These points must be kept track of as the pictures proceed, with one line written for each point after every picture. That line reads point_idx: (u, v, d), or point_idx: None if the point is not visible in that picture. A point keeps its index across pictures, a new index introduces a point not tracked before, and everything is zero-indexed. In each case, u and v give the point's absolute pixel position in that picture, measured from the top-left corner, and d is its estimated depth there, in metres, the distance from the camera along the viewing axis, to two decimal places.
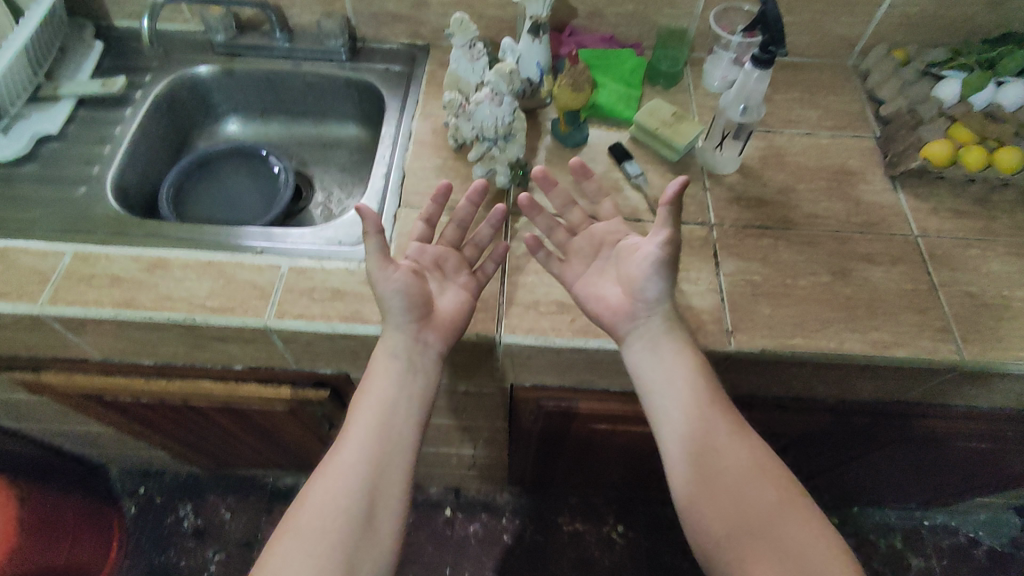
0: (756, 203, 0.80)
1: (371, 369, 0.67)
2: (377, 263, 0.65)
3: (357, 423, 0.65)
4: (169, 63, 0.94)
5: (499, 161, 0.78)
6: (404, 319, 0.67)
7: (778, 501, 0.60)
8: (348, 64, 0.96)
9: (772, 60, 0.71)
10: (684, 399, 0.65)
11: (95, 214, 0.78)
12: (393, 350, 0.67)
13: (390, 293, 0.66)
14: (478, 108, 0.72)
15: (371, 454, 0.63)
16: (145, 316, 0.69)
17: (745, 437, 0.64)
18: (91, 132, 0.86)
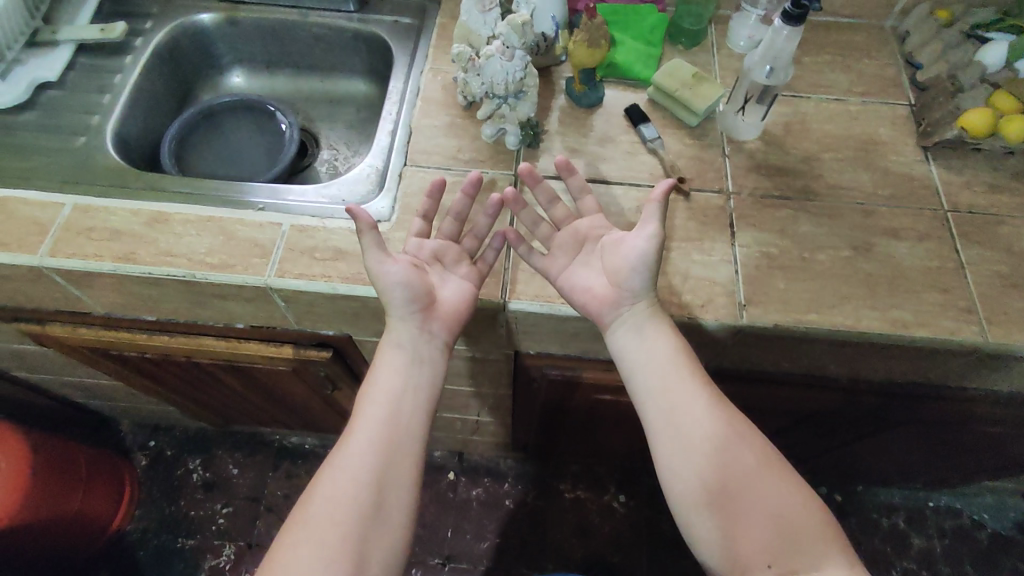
0: (778, 172, 0.76)
1: (377, 361, 0.67)
2: (377, 259, 0.63)
3: (365, 412, 0.64)
4: (171, 10, 0.91)
5: (509, 120, 0.75)
6: (408, 310, 0.66)
7: (761, 471, 0.61)
8: (356, 15, 0.92)
9: (803, 17, 0.66)
10: (675, 386, 0.64)
11: (96, 165, 0.77)
12: (397, 341, 0.67)
13: (393, 287, 0.64)
14: (488, 62, 0.68)
15: (381, 443, 0.62)
16: (145, 271, 0.68)
17: (723, 408, 0.64)
18: (91, 81, 0.84)
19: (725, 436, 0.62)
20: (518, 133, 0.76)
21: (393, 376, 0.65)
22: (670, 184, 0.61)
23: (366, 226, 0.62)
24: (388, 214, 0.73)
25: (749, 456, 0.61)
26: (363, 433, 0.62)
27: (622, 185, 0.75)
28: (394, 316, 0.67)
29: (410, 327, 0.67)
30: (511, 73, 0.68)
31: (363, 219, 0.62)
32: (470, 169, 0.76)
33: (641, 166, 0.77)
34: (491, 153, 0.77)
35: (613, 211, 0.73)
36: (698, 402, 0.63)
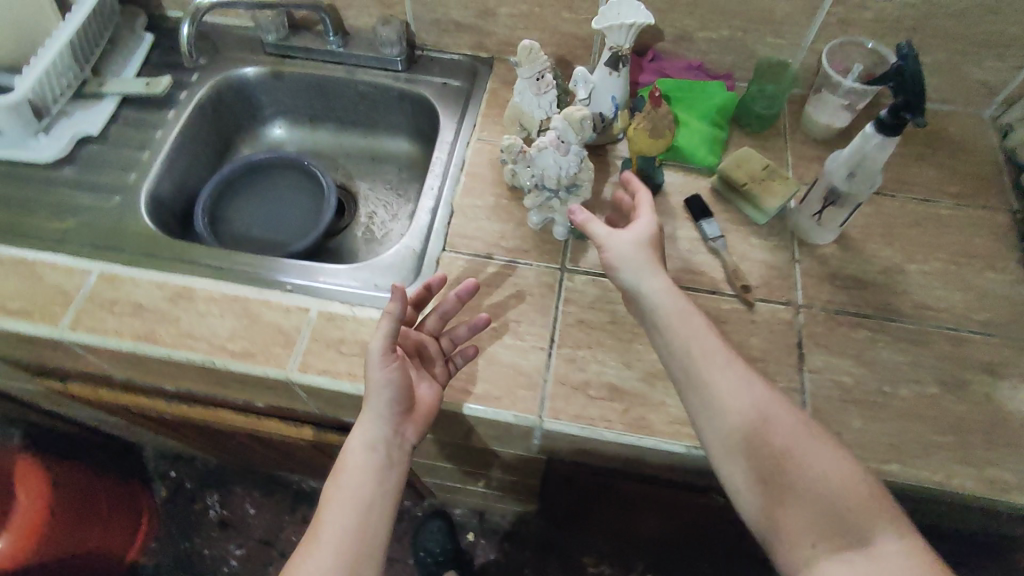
0: (854, 284, 0.69)
1: (345, 458, 0.60)
2: (380, 356, 0.59)
3: (335, 490, 0.59)
4: (217, 62, 0.88)
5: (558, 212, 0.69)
6: (387, 413, 0.60)
7: (796, 449, 0.54)
8: (403, 74, 0.87)
9: (900, 129, 0.58)
10: (707, 376, 0.57)
11: (126, 229, 0.74)
12: (368, 443, 0.60)
13: (381, 388, 0.59)
14: (542, 153, 0.62)
15: (356, 522, 0.58)
16: (164, 353, 0.65)
17: (752, 384, 0.57)
18: (131, 135, 0.81)
19: (754, 418, 0.55)
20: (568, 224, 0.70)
21: (359, 470, 0.59)
22: (568, 213, 0.64)
23: (390, 316, 0.59)
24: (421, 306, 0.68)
25: (780, 435, 0.54)
26: (336, 515, 0.58)
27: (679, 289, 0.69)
28: (369, 412, 0.60)
29: (381, 425, 0.60)
30: (568, 167, 0.63)
31: (393, 306, 0.59)
32: (513, 259, 0.71)
33: (701, 266, 0.70)
34: (537, 242, 0.72)
35: None
36: (720, 387, 0.56)
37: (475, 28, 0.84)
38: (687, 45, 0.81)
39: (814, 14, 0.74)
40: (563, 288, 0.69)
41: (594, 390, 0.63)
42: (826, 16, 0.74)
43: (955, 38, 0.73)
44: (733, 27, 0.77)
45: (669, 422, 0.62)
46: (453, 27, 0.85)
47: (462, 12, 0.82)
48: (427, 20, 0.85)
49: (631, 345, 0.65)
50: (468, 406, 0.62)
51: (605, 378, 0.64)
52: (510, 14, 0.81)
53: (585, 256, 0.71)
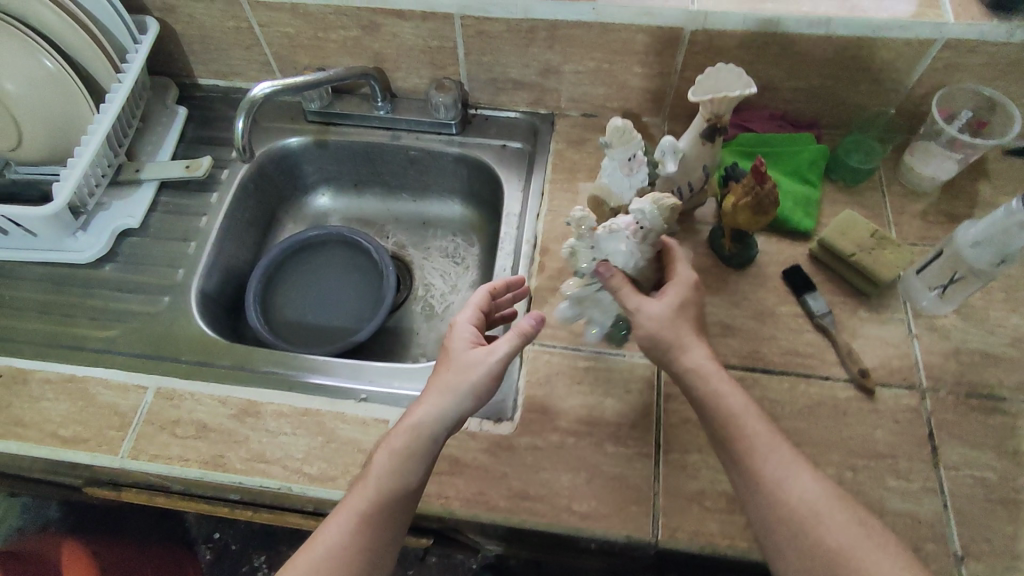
0: (982, 359, 0.63)
1: (403, 437, 0.53)
2: (492, 367, 0.55)
3: (378, 467, 0.52)
4: (258, 134, 0.81)
5: (595, 313, 0.61)
6: (462, 410, 0.54)
7: (855, 550, 0.49)
8: (457, 137, 0.81)
9: None
10: (750, 459, 0.53)
11: (181, 335, 0.68)
12: (435, 433, 0.53)
13: (477, 392, 0.54)
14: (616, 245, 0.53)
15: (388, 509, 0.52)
16: (236, 480, 0.59)
17: (805, 475, 0.52)
18: (174, 224, 0.75)
19: (806, 511, 0.50)
20: (608, 325, 0.62)
21: (412, 459, 0.52)
22: (601, 271, 0.54)
23: (522, 334, 0.55)
24: (509, 412, 0.62)
25: (834, 530, 0.50)
26: (380, 493, 0.52)
27: (789, 375, 0.63)
28: (447, 398, 0.54)
29: (450, 419, 0.54)
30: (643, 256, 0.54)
31: (527, 326, 0.55)
32: (603, 349, 0.65)
33: (810, 348, 0.64)
34: None
35: (780, 410, 0.61)
36: (767, 477, 0.52)
37: (535, 86, 0.78)
38: (770, 95, 0.75)
39: (917, 61, 0.67)
40: (662, 381, 0.63)
41: (711, 501, 0.57)
42: (930, 61, 0.67)
43: None
44: (823, 76, 0.71)
45: None
46: (510, 85, 0.79)
47: (522, 70, 0.76)
48: (483, 78, 0.79)
49: None
50: (575, 527, 0.57)
51: (722, 487, 0.58)
52: (575, 70, 0.75)
53: None
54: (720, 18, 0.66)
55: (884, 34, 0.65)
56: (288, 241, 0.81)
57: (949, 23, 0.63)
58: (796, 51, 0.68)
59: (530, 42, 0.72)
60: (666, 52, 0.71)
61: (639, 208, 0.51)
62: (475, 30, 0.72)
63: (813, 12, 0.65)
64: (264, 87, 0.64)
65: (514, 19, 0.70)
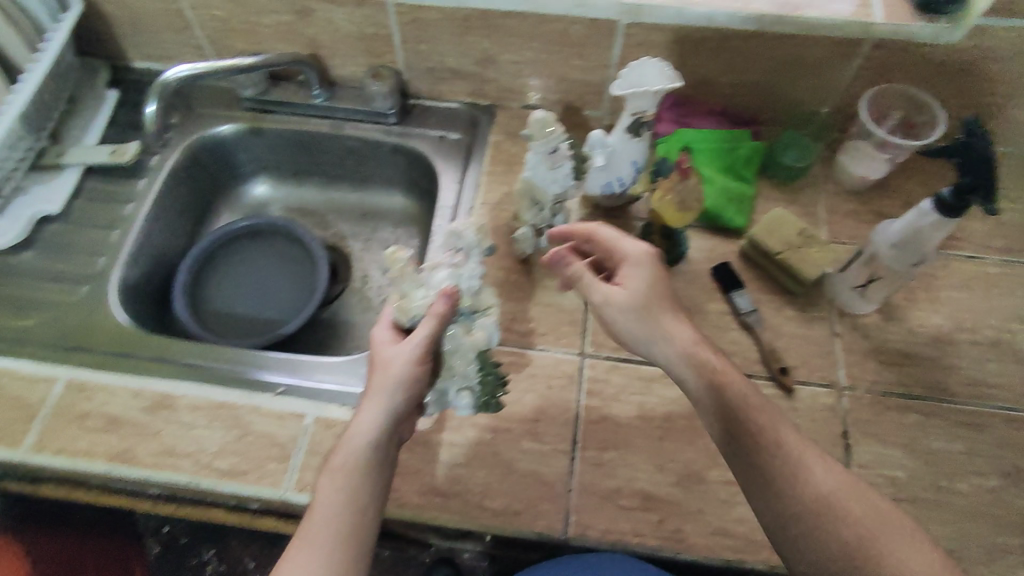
0: (900, 359, 0.63)
1: (343, 453, 0.49)
2: (415, 354, 0.51)
3: (326, 489, 0.47)
4: (191, 120, 0.80)
5: (456, 379, 0.54)
6: (399, 406, 0.50)
7: (874, 537, 0.46)
8: (396, 128, 0.80)
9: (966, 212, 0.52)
10: (757, 451, 0.50)
11: (97, 325, 0.66)
12: (373, 440, 0.49)
13: (408, 386, 0.51)
14: (439, 273, 0.55)
15: (347, 536, 0.46)
16: (144, 476, 0.58)
17: (821, 468, 0.49)
18: (98, 211, 0.73)
19: (817, 500, 0.48)
20: (477, 389, 0.55)
21: (359, 471, 0.48)
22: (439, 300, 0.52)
23: (438, 317, 0.52)
24: None
25: (851, 519, 0.47)
26: (328, 518, 0.46)
27: None
28: (379, 399, 0.50)
29: (391, 420, 0.50)
30: (474, 277, 0.56)
31: (441, 307, 0.52)
32: (528, 345, 0.64)
33: (733, 346, 0.64)
34: (552, 324, 0.65)
35: None
36: (772, 467, 0.49)
37: (474, 76, 0.77)
38: (708, 90, 0.74)
39: (850, 59, 0.67)
40: (584, 378, 0.62)
41: (624, 499, 0.57)
42: (862, 60, 0.67)
43: (1006, 82, 0.67)
44: (759, 72, 0.71)
45: (707, 533, 0.56)
46: (449, 74, 0.77)
47: (460, 60, 0.75)
48: (421, 68, 0.77)
49: (662, 443, 0.59)
50: (488, 524, 0.56)
51: (636, 484, 0.58)
52: (513, 61, 0.74)
53: (605, 339, 0.65)
54: (654, 11, 0.65)
55: (816, 32, 0.65)
56: (218, 231, 0.80)
57: (879, 23, 0.63)
58: (731, 47, 0.68)
59: (465, 31, 0.71)
60: (602, 45, 0.70)
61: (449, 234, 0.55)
62: (410, 17, 0.70)
63: (747, 7, 0.64)
64: (179, 69, 0.66)
65: (447, 7, 0.68)
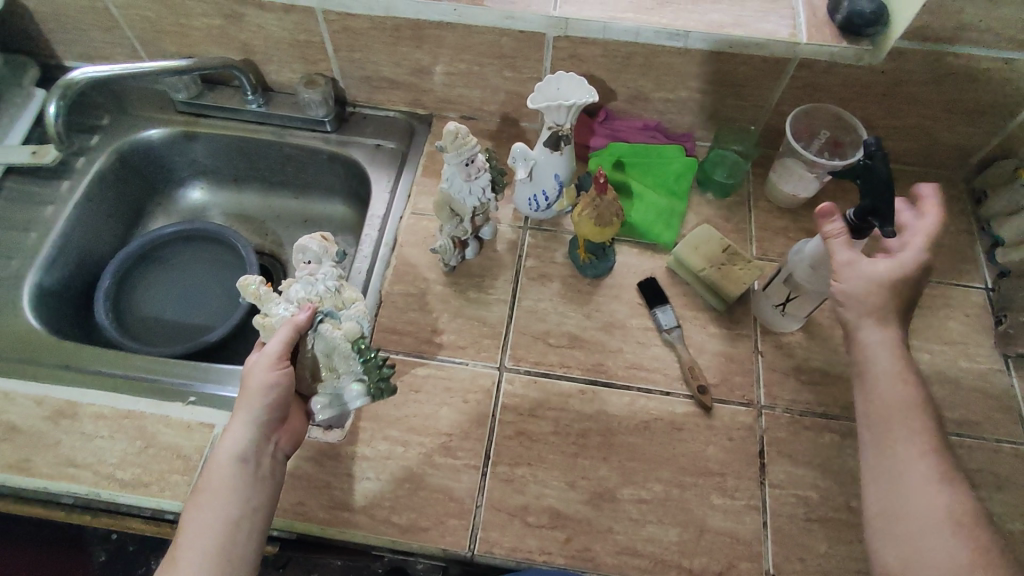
0: (820, 379, 0.63)
1: (209, 475, 0.48)
2: (275, 365, 0.51)
3: (193, 511, 0.47)
4: (122, 122, 0.78)
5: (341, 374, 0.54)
6: (265, 418, 0.51)
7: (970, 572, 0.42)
8: (333, 135, 0.79)
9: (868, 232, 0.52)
10: (911, 448, 0.46)
11: (6, 329, 0.65)
12: (237, 455, 0.49)
13: (270, 398, 0.51)
14: (292, 285, 0.54)
15: (219, 554, 0.46)
16: (41, 486, 0.56)
17: (931, 485, 0.45)
18: (17, 212, 0.71)
19: (933, 516, 0.44)
20: (364, 378, 0.54)
21: (225, 487, 0.48)
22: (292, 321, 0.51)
23: (294, 327, 0.52)
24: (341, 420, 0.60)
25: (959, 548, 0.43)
26: (196, 538, 0.46)
27: (630, 389, 0.62)
28: (241, 415, 0.50)
29: (257, 432, 0.50)
30: (329, 279, 0.54)
31: (301, 321, 0.52)
32: (447, 358, 0.64)
33: (654, 362, 0.64)
34: (474, 337, 0.65)
35: (616, 425, 0.61)
36: (902, 464, 0.46)
37: (410, 85, 0.76)
38: (641, 105, 0.74)
39: (778, 78, 0.68)
40: (502, 393, 0.62)
41: (534, 517, 0.56)
42: (789, 80, 0.67)
43: (929, 105, 0.67)
44: (691, 89, 0.71)
45: (616, 553, 0.55)
46: (386, 83, 0.77)
47: (394, 69, 0.74)
48: (357, 76, 0.76)
49: (576, 460, 0.59)
50: (393, 540, 0.55)
51: (546, 501, 0.57)
52: (447, 72, 0.74)
53: (526, 353, 0.64)
54: (581, 25, 0.65)
55: (742, 50, 0.65)
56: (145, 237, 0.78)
57: (802, 43, 0.63)
58: (661, 63, 0.68)
59: (397, 40, 0.70)
60: (533, 57, 0.69)
61: (295, 250, 0.54)
62: (340, 25, 0.70)
63: (673, 24, 0.65)
64: (85, 71, 0.65)
65: (377, 16, 0.68)
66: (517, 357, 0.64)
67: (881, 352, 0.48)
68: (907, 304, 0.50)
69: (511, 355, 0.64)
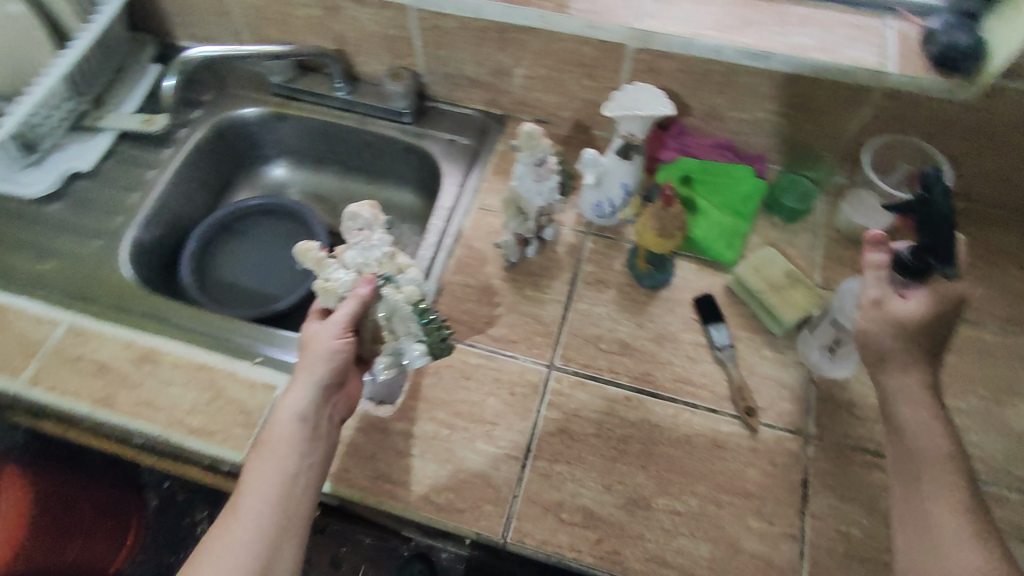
0: (874, 415, 0.62)
1: (272, 430, 0.53)
2: (339, 334, 0.55)
3: (257, 462, 0.52)
4: (222, 99, 0.84)
5: (403, 336, 0.57)
6: (325, 383, 0.55)
7: None
8: (411, 127, 0.83)
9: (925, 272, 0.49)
10: (934, 504, 0.47)
11: (104, 277, 0.71)
12: (298, 415, 0.53)
13: (331, 365, 0.55)
14: (350, 252, 0.55)
15: (278, 504, 0.51)
16: (121, 423, 0.62)
17: (957, 539, 0.45)
18: (124, 173, 0.78)
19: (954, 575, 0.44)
20: (426, 338, 0.57)
21: (286, 443, 0.53)
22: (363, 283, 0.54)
23: (360, 301, 0.54)
24: (392, 396, 0.63)
25: None
26: (259, 488, 0.51)
27: (675, 401, 0.63)
28: (304, 379, 0.54)
29: (317, 395, 0.54)
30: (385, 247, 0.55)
31: (363, 294, 0.54)
32: (499, 350, 0.66)
33: (703, 379, 0.64)
34: (527, 332, 0.67)
35: (658, 435, 0.61)
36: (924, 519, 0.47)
37: (490, 86, 0.79)
38: (715, 123, 0.74)
39: (860, 107, 0.66)
40: (548, 390, 0.63)
41: (567, 514, 0.57)
42: (873, 110, 0.66)
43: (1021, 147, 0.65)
44: (768, 111, 0.70)
45: (645, 561, 0.55)
46: (466, 82, 0.80)
47: (476, 68, 0.77)
48: (440, 73, 0.80)
49: (614, 464, 0.60)
50: (430, 517, 0.58)
51: (581, 500, 0.58)
52: (527, 76, 0.76)
53: (576, 354, 0.65)
54: (663, 39, 0.66)
55: (824, 76, 0.64)
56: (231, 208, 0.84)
57: (892, 73, 0.62)
58: (739, 83, 0.68)
59: (482, 42, 0.73)
60: (613, 67, 0.71)
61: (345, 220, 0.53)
62: (430, 24, 0.73)
63: (757, 44, 0.64)
64: (200, 50, 0.73)
65: (466, 17, 0.71)
66: (566, 357, 0.65)
67: (903, 398, 0.51)
68: (934, 344, 0.51)
69: (561, 354, 0.65)
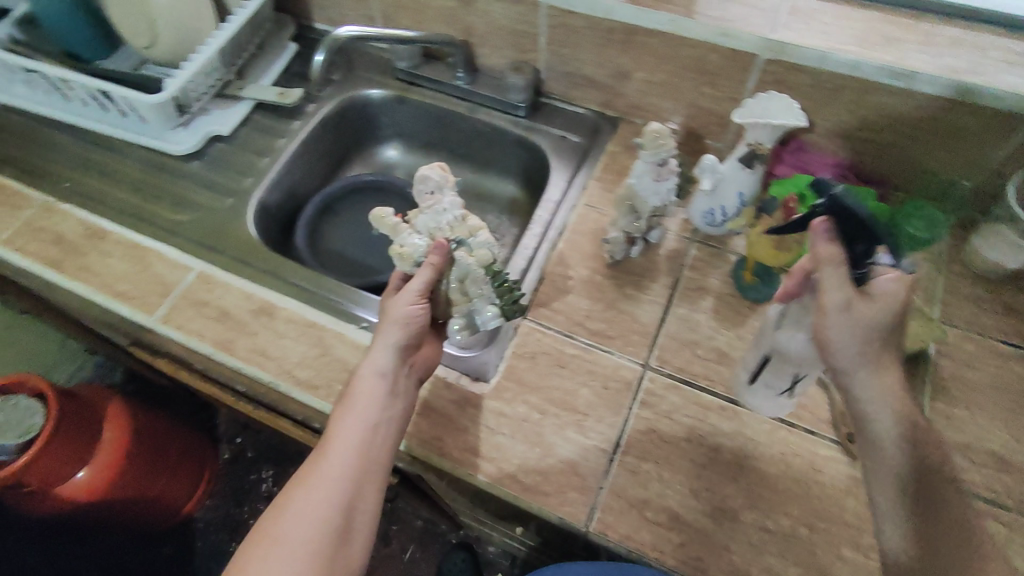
0: (991, 461, 0.58)
1: (355, 385, 0.55)
2: (417, 299, 0.57)
3: (340, 414, 0.55)
4: (350, 80, 0.90)
5: (476, 300, 0.59)
6: (406, 344, 0.57)
7: None
8: (524, 121, 0.85)
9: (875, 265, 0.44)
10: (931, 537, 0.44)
11: (232, 232, 0.76)
12: (379, 372, 0.55)
13: (411, 328, 0.57)
14: (420, 216, 0.56)
15: (360, 454, 0.53)
16: (237, 366, 0.66)
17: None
18: (257, 140, 0.84)
19: None
20: (497, 301, 0.59)
21: (366, 398, 0.55)
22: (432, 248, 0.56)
23: (433, 267, 0.56)
24: (488, 374, 0.65)
25: None
26: (341, 438, 0.53)
27: (772, 417, 0.61)
28: (385, 339, 0.56)
29: (397, 355, 0.56)
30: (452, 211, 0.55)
31: (437, 260, 0.56)
32: (595, 344, 0.66)
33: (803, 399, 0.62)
34: (624, 330, 0.67)
35: (752, 449, 0.60)
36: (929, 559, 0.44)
37: (606, 87, 0.80)
38: (837, 142, 0.72)
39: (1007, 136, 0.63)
40: (642, 389, 0.63)
41: (652, 513, 0.57)
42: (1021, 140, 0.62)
43: None
44: (898, 134, 0.68)
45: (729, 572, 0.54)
46: (583, 81, 0.81)
47: (596, 69, 0.79)
48: (559, 71, 0.82)
49: (704, 471, 0.59)
50: (515, 495, 0.59)
51: (667, 502, 0.57)
52: (645, 80, 0.77)
53: (673, 358, 0.65)
54: (798, 51, 0.65)
55: (973, 100, 0.61)
56: (343, 181, 0.89)
57: None
58: (872, 101, 0.66)
59: (608, 43, 0.74)
60: (738, 77, 0.70)
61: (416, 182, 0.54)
62: (559, 21, 0.75)
63: (899, 62, 0.62)
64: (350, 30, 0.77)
65: (595, 17, 0.72)
66: (663, 359, 0.65)
67: (887, 411, 0.46)
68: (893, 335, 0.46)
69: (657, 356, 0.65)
